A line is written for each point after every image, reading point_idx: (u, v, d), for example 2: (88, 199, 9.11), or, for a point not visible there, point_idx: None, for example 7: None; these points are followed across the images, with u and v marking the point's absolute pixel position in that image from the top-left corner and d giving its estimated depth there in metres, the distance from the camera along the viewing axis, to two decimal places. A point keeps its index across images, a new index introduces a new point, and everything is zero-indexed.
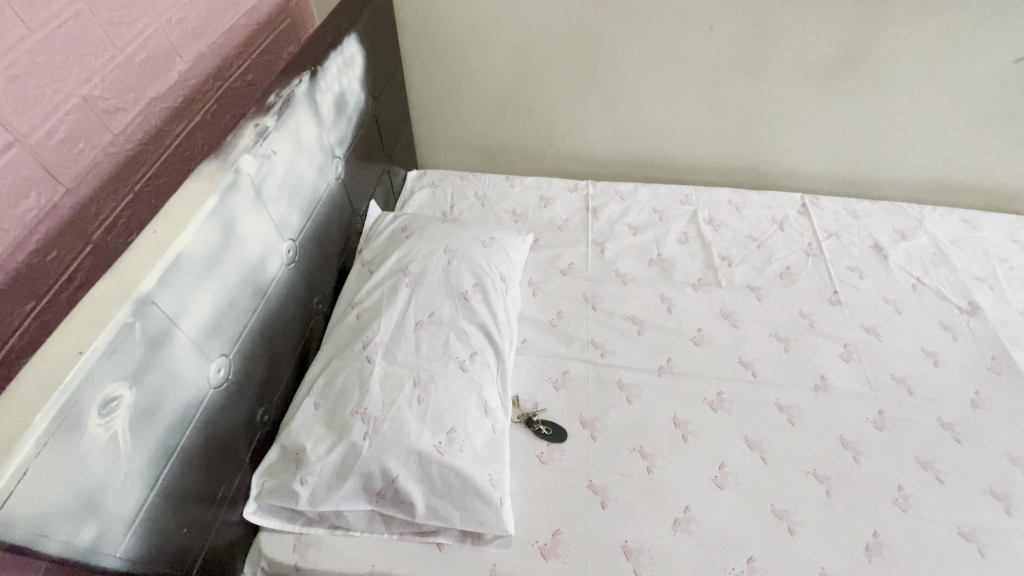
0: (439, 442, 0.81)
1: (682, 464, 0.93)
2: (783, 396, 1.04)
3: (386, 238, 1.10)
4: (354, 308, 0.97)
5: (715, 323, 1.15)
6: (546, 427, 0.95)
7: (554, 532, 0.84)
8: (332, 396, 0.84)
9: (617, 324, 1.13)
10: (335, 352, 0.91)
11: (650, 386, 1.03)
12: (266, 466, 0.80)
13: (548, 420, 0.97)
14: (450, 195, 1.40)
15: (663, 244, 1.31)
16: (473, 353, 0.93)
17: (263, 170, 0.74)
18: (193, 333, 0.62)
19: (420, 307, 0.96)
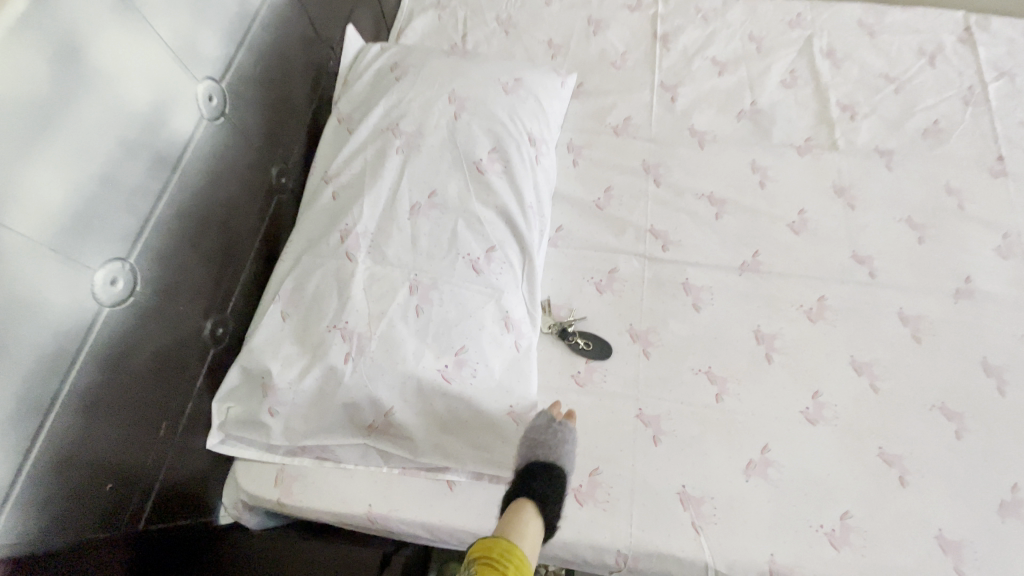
0: (444, 366, 0.61)
1: (764, 392, 0.70)
2: (908, 303, 0.77)
3: (370, 83, 0.79)
4: (330, 182, 0.71)
5: (822, 204, 0.85)
6: (585, 341, 0.73)
7: (591, 471, 0.66)
8: (304, 305, 0.64)
9: (686, 204, 0.84)
10: (307, 243, 0.68)
11: (726, 288, 0.77)
12: (227, 390, 0.62)
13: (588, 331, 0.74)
14: (462, 20, 1.02)
15: (760, 88, 0.95)
16: (490, 246, 0.68)
17: None
18: (34, 231, 0.41)
19: (418, 182, 0.69)
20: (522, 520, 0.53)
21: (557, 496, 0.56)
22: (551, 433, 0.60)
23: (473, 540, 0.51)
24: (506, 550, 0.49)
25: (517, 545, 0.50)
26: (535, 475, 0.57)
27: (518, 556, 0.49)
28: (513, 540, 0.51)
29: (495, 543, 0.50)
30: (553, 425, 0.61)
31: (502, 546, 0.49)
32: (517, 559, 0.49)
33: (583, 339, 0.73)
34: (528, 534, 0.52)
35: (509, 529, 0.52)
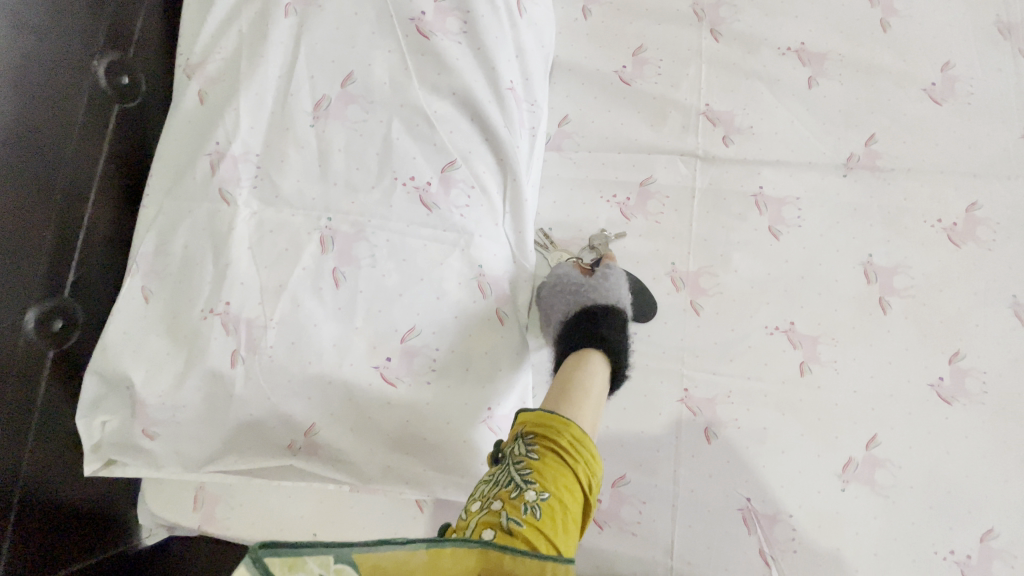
0: (385, 360, 0.40)
1: (875, 358, 0.47)
2: None
3: None
4: (192, 73, 0.45)
5: (980, 51, 0.54)
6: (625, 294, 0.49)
7: (615, 481, 0.47)
8: (171, 275, 0.42)
9: (760, 67, 0.54)
10: (167, 177, 0.44)
11: (820, 199, 0.51)
12: (88, 403, 0.44)
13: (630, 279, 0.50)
14: None
15: None
16: (448, 163, 0.43)
17: None
18: None
19: (323, 61, 0.43)
20: (591, 391, 0.39)
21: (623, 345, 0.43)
22: (599, 274, 0.45)
23: (527, 409, 0.38)
24: (578, 439, 0.36)
25: (586, 428, 0.38)
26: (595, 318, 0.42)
27: (591, 445, 0.37)
28: (584, 419, 0.38)
29: (564, 425, 0.36)
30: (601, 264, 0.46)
31: (574, 431, 0.36)
32: (588, 452, 0.37)
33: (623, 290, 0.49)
34: (598, 407, 0.40)
35: (577, 401, 0.39)
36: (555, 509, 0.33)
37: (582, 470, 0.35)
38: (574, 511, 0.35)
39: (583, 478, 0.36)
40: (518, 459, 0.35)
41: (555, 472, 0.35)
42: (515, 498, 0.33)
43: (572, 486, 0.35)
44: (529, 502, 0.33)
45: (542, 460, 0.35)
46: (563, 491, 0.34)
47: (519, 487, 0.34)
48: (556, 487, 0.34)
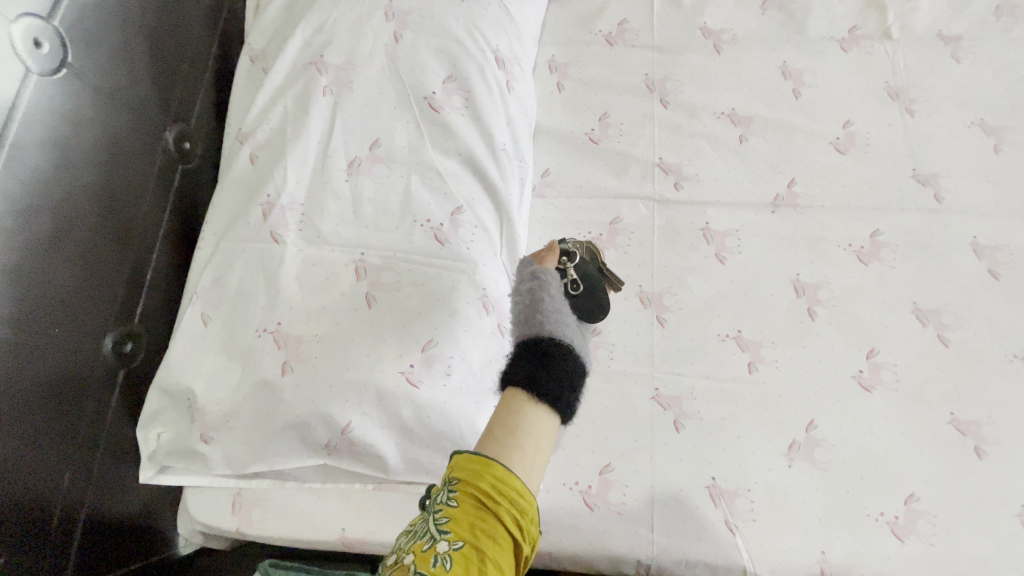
0: (409, 366, 0.49)
1: (809, 357, 0.58)
2: (986, 232, 0.62)
3: (285, 6, 0.61)
4: (243, 140, 0.56)
5: (873, 112, 0.67)
6: (575, 284, 0.49)
7: (602, 469, 0.55)
8: (227, 303, 0.51)
9: (702, 128, 0.67)
10: (223, 226, 0.54)
11: (756, 229, 0.63)
12: (150, 415, 0.51)
13: (590, 276, 0.51)
14: None
15: None
16: (455, 208, 0.53)
17: None
18: None
19: (356, 130, 0.54)
20: (526, 428, 0.38)
21: (555, 373, 0.39)
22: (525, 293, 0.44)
23: (457, 452, 0.38)
24: (499, 482, 0.36)
25: (515, 469, 0.37)
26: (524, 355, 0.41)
27: (517, 487, 0.36)
28: (513, 461, 0.37)
29: (485, 468, 0.36)
30: (527, 285, 0.44)
31: (495, 475, 0.36)
32: (514, 493, 0.36)
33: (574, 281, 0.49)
34: (535, 444, 0.38)
35: (509, 441, 0.37)
36: (468, 558, 0.34)
37: (503, 515, 0.35)
38: (498, 557, 0.35)
39: (507, 521, 0.35)
40: (439, 507, 0.36)
41: (472, 520, 0.35)
42: (428, 549, 0.35)
43: (493, 532, 0.35)
44: (440, 555, 0.34)
45: (459, 508, 0.35)
46: (480, 538, 0.35)
47: (432, 538, 0.35)
48: (472, 535, 0.35)
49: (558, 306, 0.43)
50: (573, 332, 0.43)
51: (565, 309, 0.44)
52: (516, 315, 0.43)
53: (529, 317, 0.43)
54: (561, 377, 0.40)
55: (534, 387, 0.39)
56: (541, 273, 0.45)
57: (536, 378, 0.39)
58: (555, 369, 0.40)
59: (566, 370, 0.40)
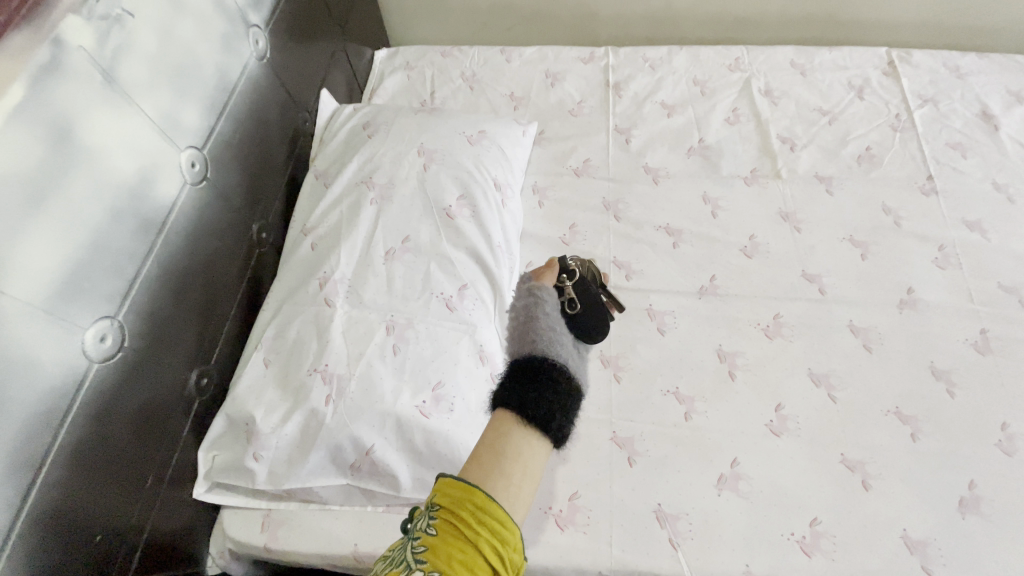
0: (422, 402, 0.65)
1: (731, 409, 0.75)
2: (859, 316, 0.82)
3: (344, 140, 0.85)
4: (307, 233, 0.76)
5: (772, 229, 0.91)
6: (571, 304, 0.56)
7: (571, 495, 0.69)
8: (285, 351, 0.67)
9: (646, 236, 0.90)
10: (286, 294, 0.72)
11: (688, 311, 0.83)
12: (212, 439, 0.64)
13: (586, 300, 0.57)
14: (430, 79, 1.06)
15: (707, 126, 1.02)
16: (462, 285, 0.72)
17: (114, 42, 0.50)
18: (33, 293, 0.44)
19: (392, 229, 0.75)
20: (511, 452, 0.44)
21: (543, 398, 0.46)
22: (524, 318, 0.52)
23: (445, 473, 0.44)
24: (477, 510, 0.41)
25: (495, 496, 0.42)
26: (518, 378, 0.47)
27: (493, 516, 0.41)
28: (493, 487, 0.42)
29: (465, 497, 0.41)
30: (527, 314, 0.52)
31: (477, 498, 0.41)
32: (490, 521, 0.40)
33: (572, 296, 0.57)
34: (516, 471, 0.43)
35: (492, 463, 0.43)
36: None
37: (478, 543, 0.40)
38: None
39: (483, 548, 0.40)
40: (419, 535, 0.41)
41: (448, 547, 0.40)
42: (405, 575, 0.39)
43: (468, 558, 0.39)
44: None
45: (436, 536, 0.40)
46: (456, 564, 0.39)
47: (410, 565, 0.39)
48: (448, 562, 0.39)
49: (552, 332, 0.51)
50: (565, 354, 0.50)
51: (560, 334, 0.51)
52: (515, 337, 0.52)
53: (525, 339, 0.51)
54: (548, 404, 0.45)
55: (522, 411, 0.45)
56: (540, 296, 0.54)
57: (525, 402, 0.45)
58: (544, 393, 0.46)
59: (555, 393, 0.46)
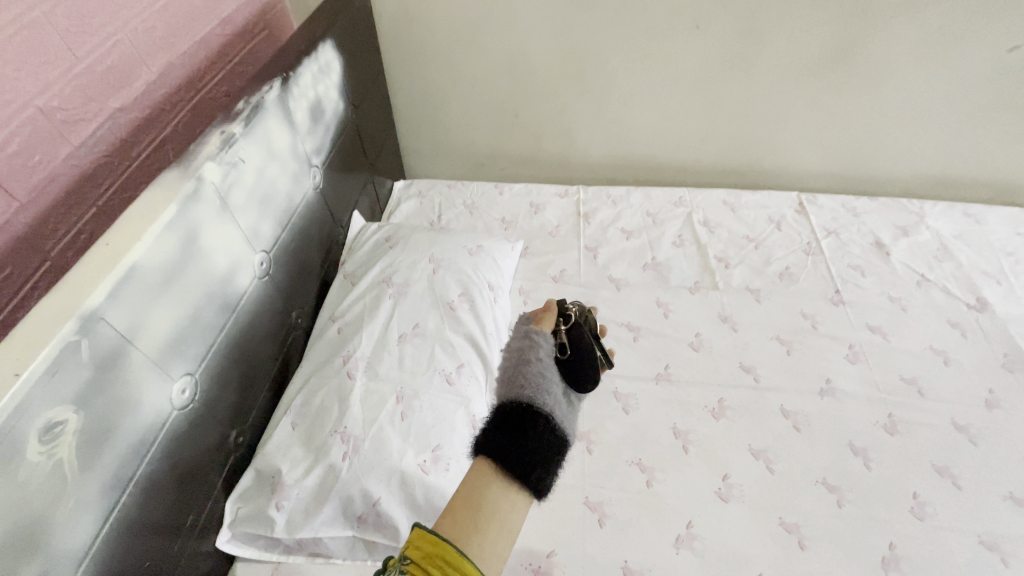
0: (423, 461, 0.77)
1: (685, 479, 0.88)
2: (788, 402, 0.99)
3: (370, 249, 1.06)
4: (335, 321, 0.94)
5: (714, 329, 1.11)
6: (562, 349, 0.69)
7: (549, 553, 0.79)
8: (310, 416, 0.81)
9: (612, 332, 1.10)
10: (314, 368, 0.88)
11: (647, 395, 1.00)
12: (240, 491, 0.75)
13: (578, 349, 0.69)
14: (438, 205, 1.32)
15: (659, 248, 1.27)
16: (459, 365, 0.89)
17: (230, 180, 0.71)
18: (151, 352, 0.59)
19: (404, 318, 0.93)
20: (486, 505, 0.48)
21: (526, 445, 0.52)
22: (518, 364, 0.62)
23: (418, 525, 0.47)
24: (446, 559, 0.44)
25: (465, 547, 0.45)
26: (505, 424, 0.54)
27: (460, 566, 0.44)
28: (466, 540, 0.46)
29: (436, 547, 0.45)
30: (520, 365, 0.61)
31: (448, 555, 0.44)
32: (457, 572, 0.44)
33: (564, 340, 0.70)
34: (490, 522, 0.48)
35: (469, 515, 0.48)
36: None
37: None
38: None
39: None
40: None
41: None
42: None
43: None
44: None
45: None
46: None
47: None
48: None
49: (538, 382, 0.59)
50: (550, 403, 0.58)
51: (546, 386, 0.59)
52: (507, 382, 0.60)
53: (515, 383, 0.59)
54: (531, 457, 0.52)
55: (505, 460, 0.51)
56: (536, 346, 0.64)
57: (508, 448, 0.51)
58: (527, 440, 0.53)
59: (536, 440, 0.53)
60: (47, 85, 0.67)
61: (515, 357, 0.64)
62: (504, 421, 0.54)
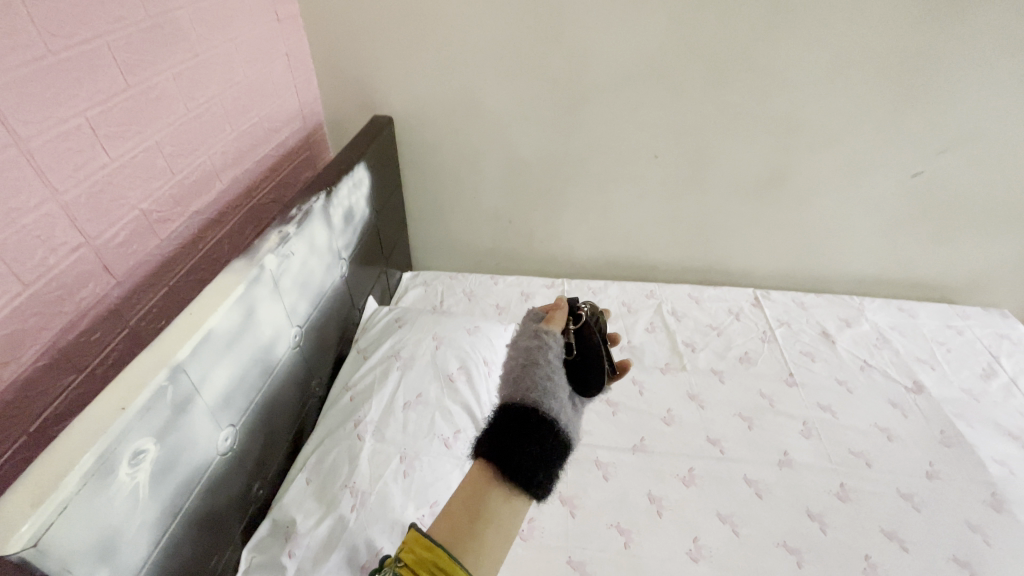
0: (422, 513, 0.90)
1: (658, 540, 0.97)
2: (750, 471, 1.10)
3: (381, 328, 1.23)
4: (348, 390, 1.07)
5: (683, 406, 1.25)
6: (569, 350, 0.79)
7: None
8: (323, 472, 0.91)
9: (593, 407, 1.23)
10: (328, 432, 0.99)
11: (624, 464, 1.11)
12: (255, 541, 0.84)
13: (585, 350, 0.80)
14: (441, 292, 1.51)
15: (634, 333, 1.44)
16: (456, 430, 1.01)
17: (282, 268, 0.88)
18: (210, 402, 0.72)
19: (409, 388, 1.06)
20: (480, 514, 0.58)
21: (528, 447, 0.61)
22: (525, 368, 0.71)
23: (415, 530, 0.57)
24: (437, 558, 0.55)
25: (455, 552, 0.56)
26: (509, 428, 0.63)
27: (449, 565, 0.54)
28: (459, 543, 0.56)
29: (431, 549, 0.56)
30: (527, 368, 0.71)
31: (440, 557, 0.55)
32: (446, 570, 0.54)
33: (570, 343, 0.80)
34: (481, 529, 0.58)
35: (465, 519, 0.58)
36: None
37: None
38: None
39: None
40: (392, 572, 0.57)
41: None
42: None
43: None
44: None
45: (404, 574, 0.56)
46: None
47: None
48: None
49: (542, 385, 0.68)
50: (553, 405, 0.67)
51: (551, 389, 0.68)
52: (514, 385, 0.69)
53: (521, 387, 0.68)
54: (531, 467, 0.60)
55: (507, 463, 0.60)
56: (542, 350, 0.73)
57: (512, 450, 0.61)
58: (530, 441, 0.62)
59: (538, 441, 0.62)
60: (152, 193, 0.85)
61: (523, 362, 0.73)
62: (511, 425, 0.64)
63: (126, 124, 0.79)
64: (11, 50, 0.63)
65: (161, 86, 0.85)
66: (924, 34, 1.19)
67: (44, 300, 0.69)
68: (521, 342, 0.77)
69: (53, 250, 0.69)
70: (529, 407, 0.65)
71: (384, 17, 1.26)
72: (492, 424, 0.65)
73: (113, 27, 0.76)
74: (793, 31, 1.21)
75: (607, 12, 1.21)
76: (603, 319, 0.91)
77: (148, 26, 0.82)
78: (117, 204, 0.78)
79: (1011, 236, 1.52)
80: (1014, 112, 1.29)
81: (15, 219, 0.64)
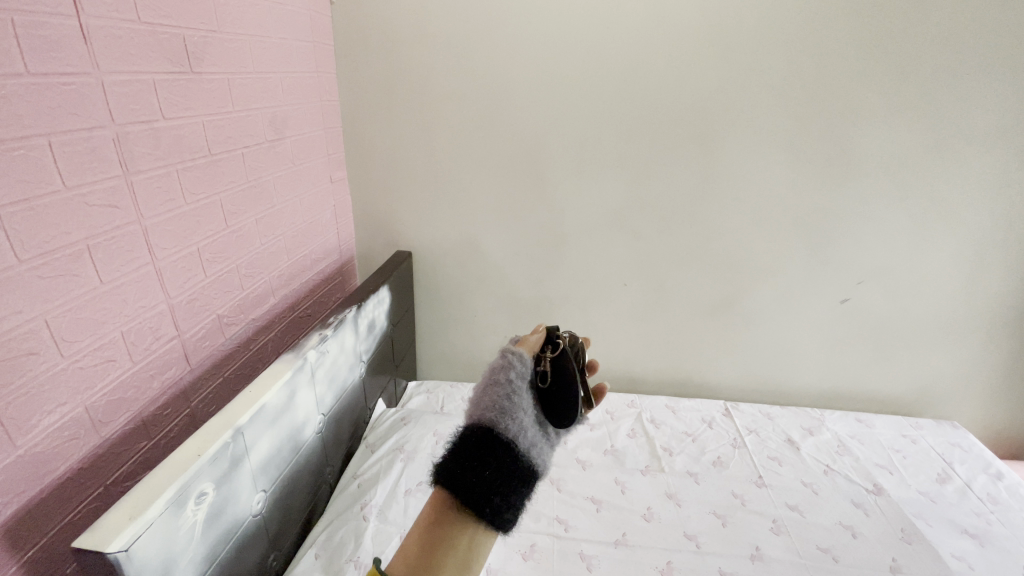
0: None
1: None
2: (725, 564, 1.19)
3: (388, 425, 1.41)
4: (356, 477, 1.22)
5: (664, 502, 1.35)
6: (543, 377, 0.91)
7: None
8: (331, 548, 1.03)
9: (578, 503, 1.33)
10: (336, 514, 1.12)
11: (607, 557, 1.19)
12: None
13: (558, 377, 0.91)
14: (442, 399, 1.68)
15: (616, 437, 1.59)
16: None
17: (318, 361, 1.10)
18: (254, 465, 0.89)
19: (411, 477, 1.23)
20: (442, 540, 0.68)
21: (486, 470, 0.70)
22: (487, 390, 0.81)
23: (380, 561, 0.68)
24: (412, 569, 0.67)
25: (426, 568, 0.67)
26: (471, 449, 0.72)
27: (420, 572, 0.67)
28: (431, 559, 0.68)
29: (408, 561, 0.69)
30: (488, 390, 0.81)
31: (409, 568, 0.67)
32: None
33: (545, 371, 0.91)
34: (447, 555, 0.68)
35: (424, 551, 0.68)
36: None
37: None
38: None
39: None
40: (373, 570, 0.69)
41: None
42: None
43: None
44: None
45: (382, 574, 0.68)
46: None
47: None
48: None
49: (499, 405, 0.78)
50: (512, 428, 0.77)
51: (509, 412, 0.78)
52: (476, 407, 0.80)
53: (483, 409, 0.79)
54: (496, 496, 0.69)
55: (469, 486, 0.69)
56: (505, 372, 0.84)
57: (472, 468, 0.70)
58: (486, 461, 0.71)
59: (492, 460, 0.71)
60: (227, 302, 1.10)
61: (487, 382, 0.83)
62: (471, 445, 0.73)
63: (222, 252, 1.08)
64: (168, 203, 0.93)
65: (247, 227, 1.16)
66: (821, 196, 1.55)
67: (142, 376, 0.89)
68: (491, 363, 0.87)
69: (157, 338, 0.92)
70: (486, 431, 0.74)
71: (410, 179, 1.64)
72: (455, 444, 0.74)
73: (227, 188, 1.08)
74: (722, 197, 1.58)
75: (579, 179, 1.60)
76: (582, 347, 1.01)
77: (248, 187, 1.15)
78: (203, 308, 1.03)
79: (943, 353, 1.75)
80: (909, 251, 1.61)
81: (141, 314, 0.88)
